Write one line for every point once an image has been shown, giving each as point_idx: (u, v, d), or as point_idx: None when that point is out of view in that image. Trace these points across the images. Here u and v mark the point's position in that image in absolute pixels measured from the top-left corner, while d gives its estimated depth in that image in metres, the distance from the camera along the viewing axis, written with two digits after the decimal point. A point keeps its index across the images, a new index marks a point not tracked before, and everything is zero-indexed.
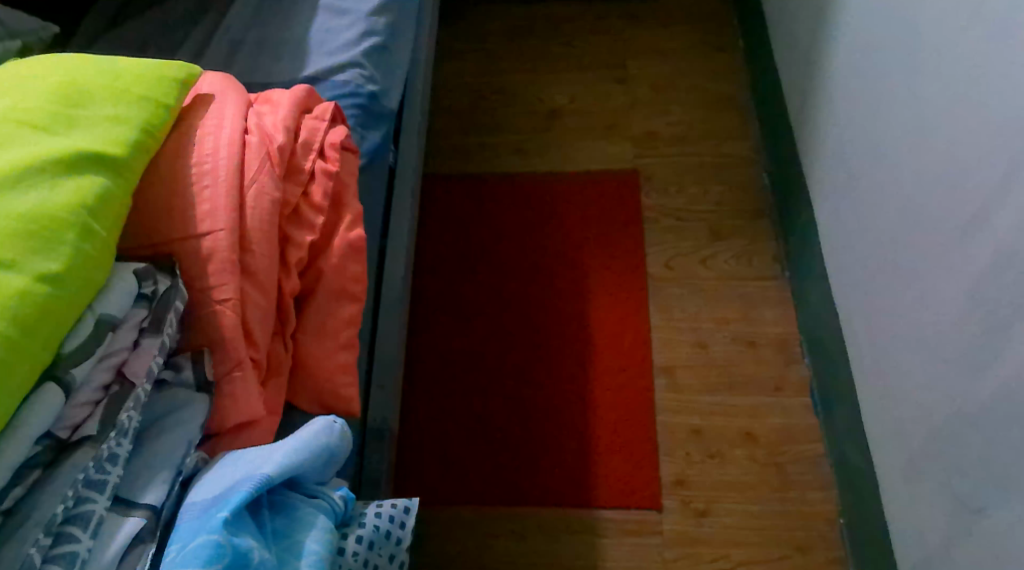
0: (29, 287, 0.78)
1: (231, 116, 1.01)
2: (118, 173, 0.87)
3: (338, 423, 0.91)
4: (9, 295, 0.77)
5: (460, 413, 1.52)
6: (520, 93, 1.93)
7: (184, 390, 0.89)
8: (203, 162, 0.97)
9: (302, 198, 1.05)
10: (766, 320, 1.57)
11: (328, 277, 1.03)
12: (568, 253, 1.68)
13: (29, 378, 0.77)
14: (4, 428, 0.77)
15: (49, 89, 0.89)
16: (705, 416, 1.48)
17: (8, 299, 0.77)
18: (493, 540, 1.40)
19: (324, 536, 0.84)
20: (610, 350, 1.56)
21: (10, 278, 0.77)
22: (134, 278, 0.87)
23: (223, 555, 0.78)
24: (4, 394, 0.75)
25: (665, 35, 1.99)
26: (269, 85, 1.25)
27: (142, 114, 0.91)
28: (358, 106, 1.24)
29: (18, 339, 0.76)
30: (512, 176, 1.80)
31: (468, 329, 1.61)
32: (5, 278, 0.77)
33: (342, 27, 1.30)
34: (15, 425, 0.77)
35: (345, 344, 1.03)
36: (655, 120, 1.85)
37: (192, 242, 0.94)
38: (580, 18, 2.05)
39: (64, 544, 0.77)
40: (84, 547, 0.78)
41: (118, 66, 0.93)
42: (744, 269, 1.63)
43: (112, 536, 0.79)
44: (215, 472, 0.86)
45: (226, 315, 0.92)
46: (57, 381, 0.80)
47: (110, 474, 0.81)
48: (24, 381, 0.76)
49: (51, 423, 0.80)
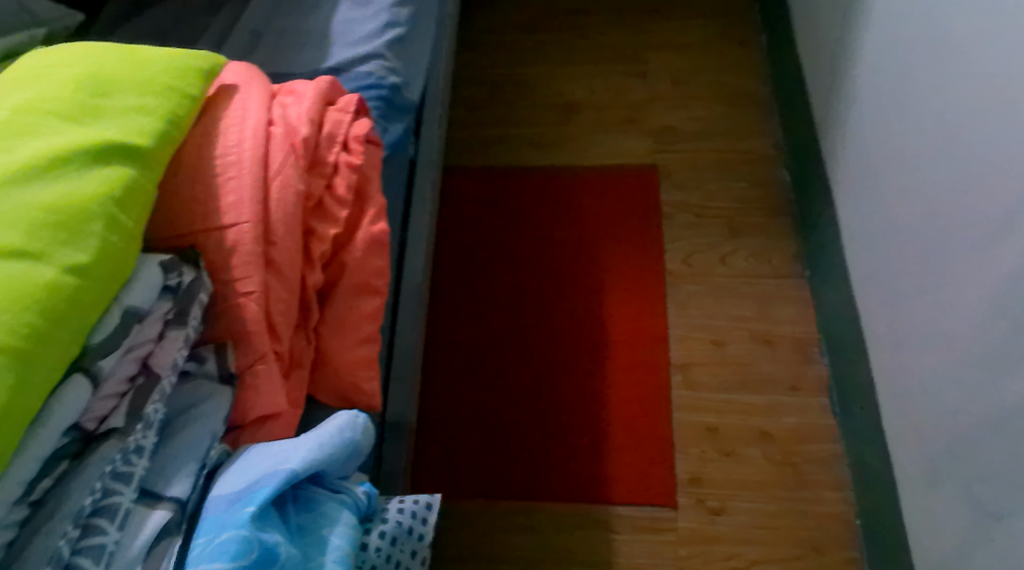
0: (56, 279, 0.77)
1: (255, 108, 1.01)
2: (144, 165, 0.86)
3: (361, 417, 0.91)
4: (37, 287, 0.76)
5: (476, 406, 1.52)
6: (538, 86, 1.92)
7: (207, 381, 0.89)
8: (227, 153, 0.97)
9: (326, 191, 1.04)
10: (785, 319, 1.56)
11: (351, 270, 1.03)
12: (586, 247, 1.68)
13: (56, 370, 0.75)
14: (35, 416, 0.76)
15: (75, 80, 0.88)
16: (720, 414, 1.48)
17: (32, 292, 0.75)
18: (506, 535, 1.40)
19: (347, 531, 0.84)
20: (626, 345, 1.56)
21: (39, 270, 0.76)
22: (159, 269, 0.86)
23: (250, 550, 0.78)
24: (34, 384, 0.74)
25: (684, 28, 1.99)
26: (292, 76, 1.25)
27: (168, 105, 0.90)
28: (380, 99, 1.24)
29: (44, 332, 0.75)
30: (531, 169, 1.79)
31: (484, 323, 1.61)
32: (34, 270, 0.76)
33: (364, 18, 1.30)
34: (45, 415, 0.77)
35: (366, 338, 1.03)
36: (676, 115, 1.84)
37: (216, 234, 0.94)
38: (601, 11, 2.04)
39: (92, 535, 0.77)
40: (111, 540, 0.77)
41: (143, 57, 0.92)
42: (763, 266, 1.62)
43: (139, 529, 0.79)
44: (241, 465, 0.85)
45: (249, 307, 0.92)
46: (84, 372, 0.79)
47: (136, 466, 0.81)
48: (53, 375, 0.75)
49: (79, 415, 0.79)
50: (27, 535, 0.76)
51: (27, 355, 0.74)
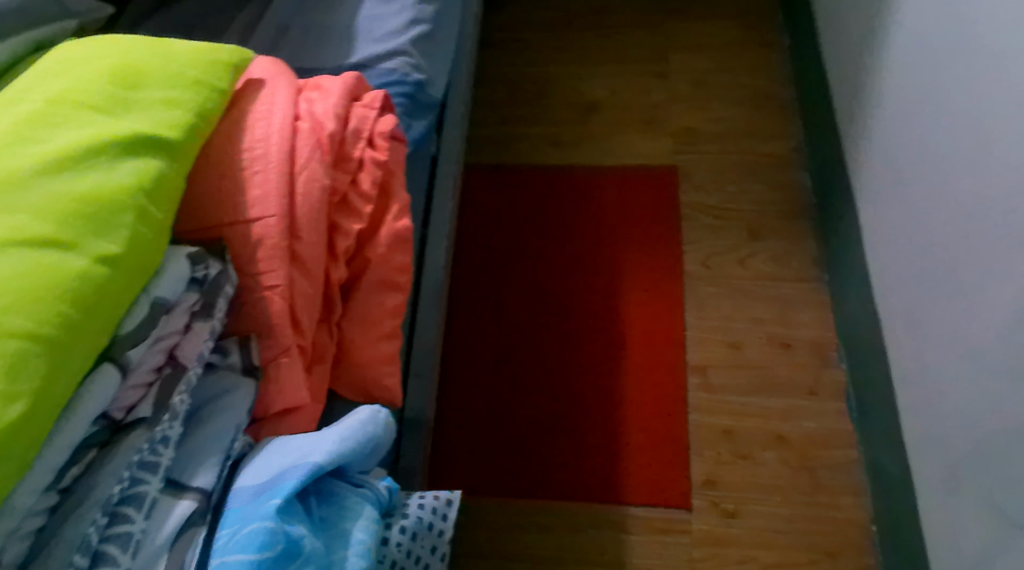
0: (88, 269, 0.77)
1: (282, 103, 1.01)
2: (173, 157, 0.86)
3: (383, 413, 0.91)
4: (70, 277, 0.76)
5: (492, 404, 1.52)
6: (560, 85, 1.92)
7: (231, 373, 0.90)
8: (254, 147, 0.97)
9: (351, 186, 1.05)
10: (804, 323, 1.55)
11: (374, 266, 1.04)
12: (605, 247, 1.68)
13: (88, 359, 0.76)
14: (66, 404, 0.77)
15: (105, 71, 0.88)
16: (737, 417, 1.47)
17: (64, 282, 0.76)
18: (520, 533, 1.41)
19: (369, 526, 0.84)
20: (643, 346, 1.55)
21: (71, 260, 0.77)
22: (186, 262, 0.87)
23: (276, 543, 0.78)
24: (66, 373, 0.74)
25: (707, 29, 1.99)
26: (316, 71, 1.26)
27: (196, 99, 0.90)
28: (404, 96, 1.25)
29: (76, 322, 0.75)
30: (552, 168, 1.79)
31: (502, 321, 1.61)
32: (66, 260, 0.77)
33: (389, 14, 1.30)
34: (76, 403, 0.77)
35: (388, 333, 1.03)
36: (697, 116, 1.84)
37: (243, 228, 0.94)
38: (623, 11, 2.04)
39: (120, 523, 0.77)
40: (138, 528, 0.78)
41: (171, 49, 0.92)
42: (782, 269, 1.61)
43: (165, 518, 0.79)
44: (264, 458, 0.86)
45: (274, 301, 0.93)
46: (113, 361, 0.80)
47: (162, 456, 0.82)
48: (83, 364, 0.76)
49: (108, 404, 0.80)
50: (56, 522, 0.77)
51: (60, 344, 0.74)
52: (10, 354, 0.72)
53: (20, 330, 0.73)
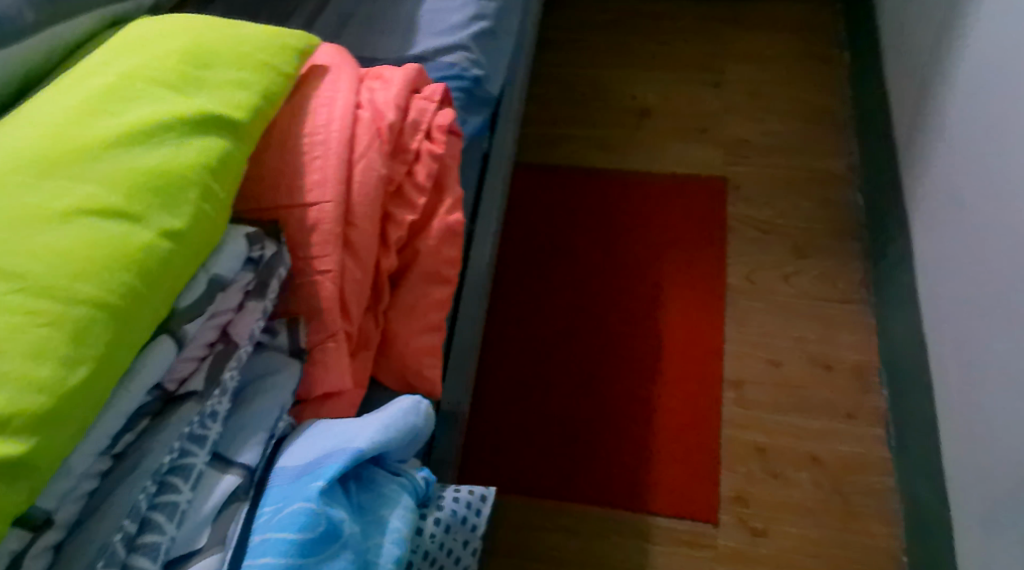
0: (154, 242, 0.78)
1: (345, 91, 1.02)
2: (239, 137, 0.88)
3: (424, 404, 0.92)
4: (136, 249, 0.77)
5: (526, 403, 1.53)
6: (616, 89, 1.92)
7: (279, 354, 0.91)
8: (315, 132, 0.99)
9: (407, 177, 1.05)
10: (847, 345, 1.54)
11: (424, 258, 1.05)
12: (649, 255, 1.67)
13: (148, 330, 0.78)
14: (125, 372, 0.78)
15: (178, 49, 0.90)
16: (771, 435, 1.46)
17: (131, 253, 0.77)
18: (544, 534, 1.41)
19: (406, 514, 0.85)
20: (681, 357, 1.55)
21: (138, 232, 0.78)
22: (245, 241, 0.88)
23: (317, 524, 0.79)
24: (128, 342, 0.76)
25: (767, 42, 1.98)
26: (377, 61, 1.27)
27: (264, 81, 0.92)
28: (463, 90, 1.26)
29: (139, 291, 0.77)
30: (602, 172, 1.79)
31: (542, 321, 1.61)
32: (133, 231, 0.78)
33: (452, 9, 1.31)
34: (134, 372, 0.79)
35: (432, 326, 1.04)
36: (751, 129, 1.83)
37: (299, 211, 0.96)
38: (684, 20, 2.04)
39: (168, 493, 0.79)
40: (184, 499, 0.79)
41: (242, 32, 0.94)
42: (828, 289, 1.60)
43: (210, 491, 0.81)
44: (306, 440, 0.87)
45: (324, 286, 0.94)
46: (171, 334, 0.81)
47: (210, 430, 0.83)
48: (143, 335, 0.77)
49: (163, 375, 0.81)
50: (107, 487, 0.78)
51: (124, 313, 0.76)
52: (77, 319, 0.73)
53: (86, 297, 0.74)
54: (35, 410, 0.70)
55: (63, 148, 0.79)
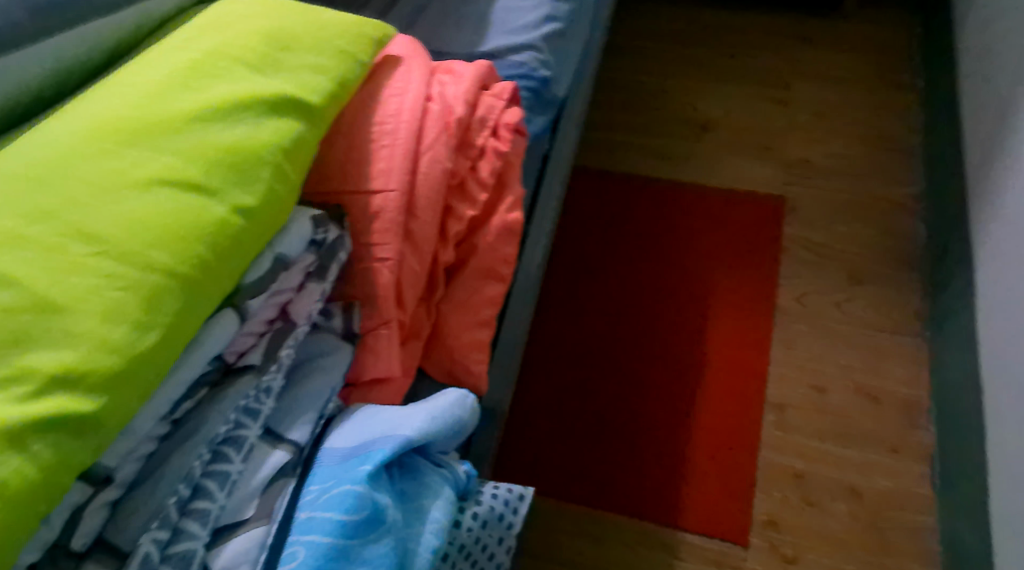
0: (227, 217, 0.80)
1: (417, 82, 1.03)
2: (312, 121, 0.89)
3: (470, 398, 0.93)
4: (210, 223, 0.79)
5: (563, 408, 1.53)
6: (682, 101, 1.92)
7: (332, 336, 0.93)
8: (384, 122, 1.00)
9: (470, 172, 1.06)
10: (897, 378, 1.52)
11: (481, 254, 1.05)
12: (700, 269, 1.66)
13: (215, 302, 0.79)
14: (190, 341, 0.80)
15: (259, 31, 0.91)
16: (810, 462, 1.45)
17: (205, 226, 0.79)
18: (570, 539, 1.41)
19: (447, 506, 0.86)
20: (724, 375, 1.54)
21: (212, 206, 0.80)
22: (310, 223, 0.90)
23: (363, 508, 0.81)
24: (195, 312, 0.78)
25: (840, 65, 1.96)
26: (448, 55, 1.28)
27: (341, 68, 0.93)
28: (530, 90, 1.26)
29: (210, 264, 0.78)
30: (661, 182, 1.79)
31: (589, 325, 1.61)
32: (208, 205, 0.80)
33: (526, 8, 1.32)
34: (198, 342, 0.81)
35: (482, 322, 1.05)
36: (814, 151, 1.81)
37: (363, 198, 0.97)
38: (755, 36, 2.03)
39: (220, 462, 0.81)
40: (235, 470, 0.81)
41: (322, 18, 0.96)
42: (882, 319, 1.58)
43: (260, 465, 0.83)
44: (354, 423, 0.88)
45: (382, 273, 0.95)
46: (235, 308, 0.83)
47: (264, 405, 0.85)
48: (210, 307, 0.79)
49: (224, 347, 0.83)
50: (165, 451, 0.80)
51: (194, 284, 0.77)
52: (150, 286, 0.75)
53: (161, 265, 0.76)
54: (107, 368, 0.72)
55: (146, 120, 0.81)
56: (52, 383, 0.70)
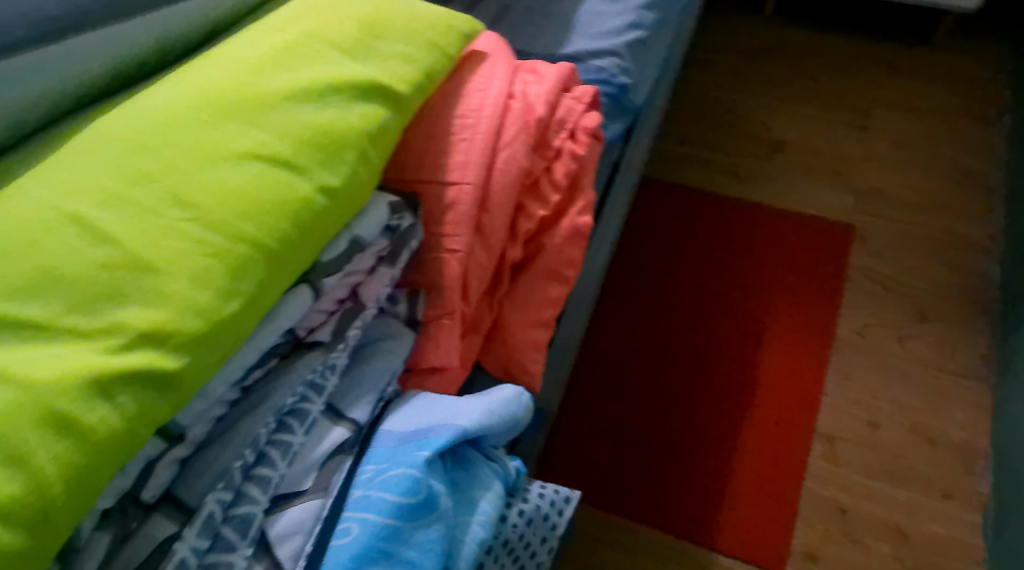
0: (312, 195, 0.82)
1: (500, 80, 1.04)
2: (398, 108, 0.91)
3: (526, 396, 0.94)
4: (296, 200, 0.81)
5: (608, 416, 1.52)
6: (758, 119, 1.91)
7: (396, 322, 0.95)
8: (466, 116, 1.01)
9: (545, 173, 1.07)
10: (955, 421, 1.49)
11: (547, 254, 1.06)
12: (761, 291, 1.65)
13: (293, 277, 0.81)
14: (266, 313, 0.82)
15: (355, 18, 0.93)
16: (857, 497, 1.43)
17: (292, 203, 0.81)
18: (599, 546, 1.40)
19: (496, 499, 0.88)
20: (775, 399, 1.52)
21: (299, 184, 0.82)
22: (387, 209, 0.92)
23: (417, 492, 0.82)
24: (274, 284, 0.80)
25: (924, 95, 1.93)
26: (529, 54, 1.29)
27: (430, 60, 0.95)
28: (608, 96, 1.25)
29: (292, 239, 0.80)
30: (729, 199, 1.78)
31: (645, 334, 1.60)
32: (295, 182, 0.82)
33: (612, 15, 1.33)
34: (273, 314, 0.83)
35: (543, 322, 1.06)
36: (887, 180, 1.79)
37: (438, 188, 0.98)
38: (838, 59, 2.02)
39: (284, 433, 0.83)
40: (297, 442, 0.83)
41: (415, 9, 0.97)
42: (946, 359, 1.55)
43: (321, 439, 0.84)
44: (411, 409, 0.90)
45: (450, 264, 0.97)
46: (309, 285, 0.85)
47: (329, 382, 0.86)
48: (289, 281, 0.81)
49: (297, 322, 0.85)
50: (234, 416, 0.83)
51: (276, 258, 0.79)
52: (236, 255, 0.77)
53: (248, 236, 0.78)
54: (191, 329, 0.74)
55: (244, 96, 0.84)
56: (140, 339, 0.73)
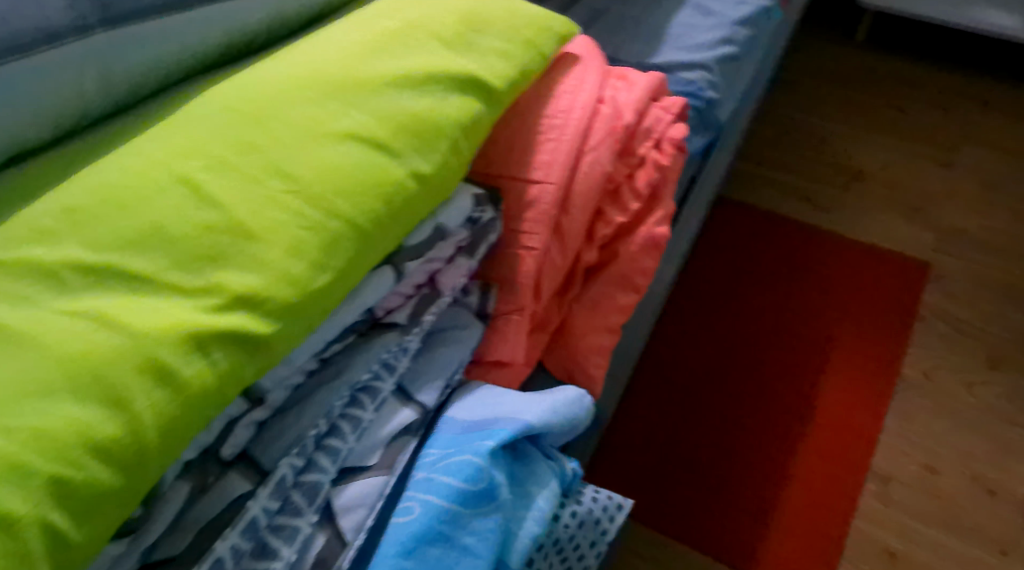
0: (406, 179, 0.84)
1: (591, 83, 1.04)
2: (491, 103, 0.92)
3: (588, 399, 0.95)
4: (390, 183, 0.83)
5: (659, 430, 1.51)
6: (842, 147, 1.88)
7: (467, 312, 0.96)
8: (554, 117, 1.01)
9: (626, 180, 1.07)
10: (1018, 475, 1.45)
11: (621, 261, 1.06)
12: (829, 322, 1.63)
13: (379, 257, 0.83)
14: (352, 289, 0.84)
15: (456, 10, 0.95)
16: (907, 541, 1.40)
17: (387, 186, 0.83)
18: (637, 561, 1.39)
19: (552, 497, 0.88)
20: (831, 432, 1.50)
21: (394, 167, 0.83)
22: (470, 201, 0.93)
23: (479, 480, 0.84)
24: (363, 262, 0.81)
25: (1017, 136, 1.89)
26: (619, 61, 1.30)
27: (526, 58, 0.95)
28: (695, 109, 1.25)
29: (384, 220, 0.82)
30: (805, 226, 1.76)
31: (706, 352, 1.59)
32: (389, 165, 0.83)
33: (704, 28, 1.32)
34: (357, 291, 0.84)
35: (610, 328, 1.06)
36: (970, 220, 1.75)
37: (521, 185, 0.99)
38: (930, 92, 1.98)
39: (355, 408, 0.85)
40: (366, 418, 0.85)
41: (515, 7, 0.98)
42: (1014, 409, 1.51)
43: (389, 419, 0.86)
44: (474, 399, 0.91)
45: (525, 261, 0.98)
46: (393, 267, 0.87)
47: (400, 363, 0.88)
48: (376, 260, 0.83)
49: (378, 301, 0.87)
50: (310, 386, 0.84)
51: (366, 237, 0.81)
52: (331, 231, 0.79)
53: (344, 214, 0.80)
54: (284, 298, 0.76)
55: (348, 78, 0.86)
56: (235, 301, 0.75)
